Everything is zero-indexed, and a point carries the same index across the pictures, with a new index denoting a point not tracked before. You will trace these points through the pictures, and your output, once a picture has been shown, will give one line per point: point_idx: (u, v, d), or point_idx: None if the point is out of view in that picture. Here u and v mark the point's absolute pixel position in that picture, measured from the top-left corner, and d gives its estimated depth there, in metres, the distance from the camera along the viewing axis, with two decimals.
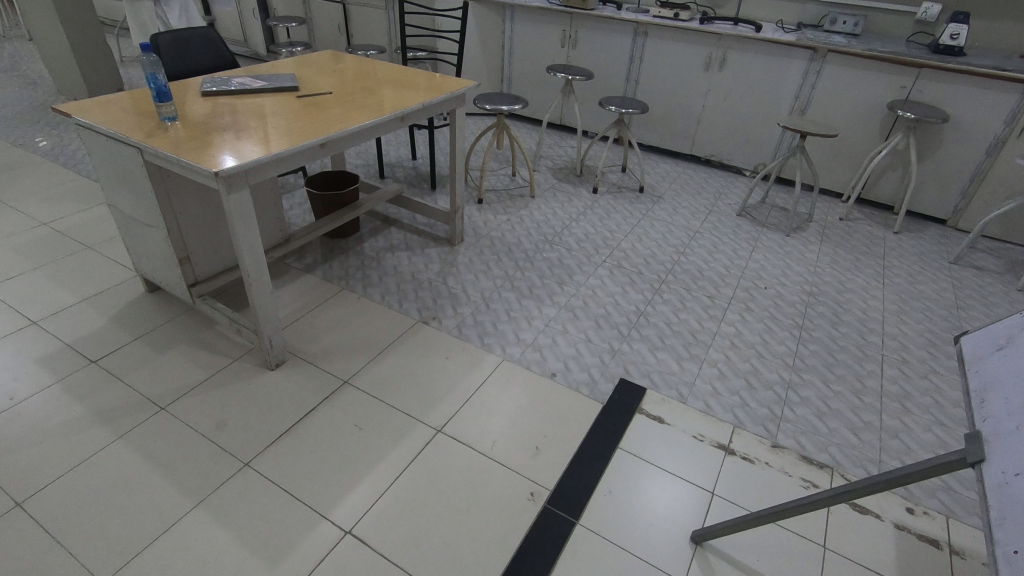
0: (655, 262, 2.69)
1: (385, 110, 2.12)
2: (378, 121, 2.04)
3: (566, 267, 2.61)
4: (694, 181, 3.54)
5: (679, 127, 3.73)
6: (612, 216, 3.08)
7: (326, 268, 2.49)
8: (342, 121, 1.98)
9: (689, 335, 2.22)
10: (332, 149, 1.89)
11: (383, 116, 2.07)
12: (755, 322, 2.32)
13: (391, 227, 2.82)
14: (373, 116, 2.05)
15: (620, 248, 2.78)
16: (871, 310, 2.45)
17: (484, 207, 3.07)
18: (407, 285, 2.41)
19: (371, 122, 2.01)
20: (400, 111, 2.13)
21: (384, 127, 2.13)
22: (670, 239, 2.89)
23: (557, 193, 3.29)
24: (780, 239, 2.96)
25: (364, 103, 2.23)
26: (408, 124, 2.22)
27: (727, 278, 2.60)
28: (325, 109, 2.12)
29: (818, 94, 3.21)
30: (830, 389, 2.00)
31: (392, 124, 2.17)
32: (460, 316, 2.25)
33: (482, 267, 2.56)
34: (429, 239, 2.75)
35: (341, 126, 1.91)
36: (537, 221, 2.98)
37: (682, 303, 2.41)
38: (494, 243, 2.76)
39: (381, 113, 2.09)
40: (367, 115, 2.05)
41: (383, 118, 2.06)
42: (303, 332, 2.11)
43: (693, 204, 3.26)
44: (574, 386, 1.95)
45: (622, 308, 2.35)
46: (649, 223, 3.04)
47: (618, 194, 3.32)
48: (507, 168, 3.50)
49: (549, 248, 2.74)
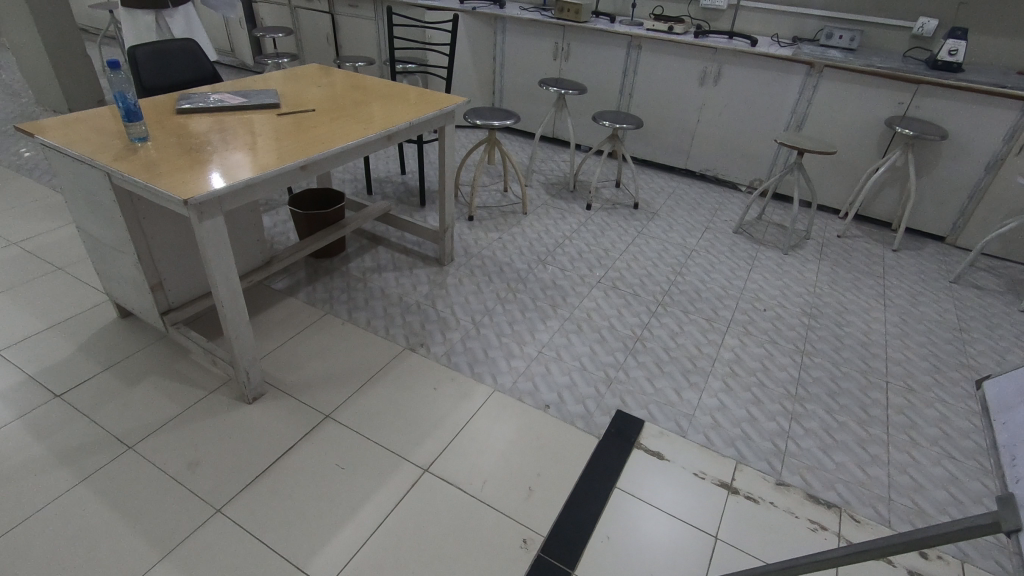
0: (651, 283, 2.61)
1: (371, 129, 2.02)
2: (363, 141, 1.94)
3: (559, 288, 2.52)
4: (689, 196, 3.47)
5: (673, 141, 3.67)
6: (606, 234, 3.00)
7: (309, 291, 2.38)
8: (325, 141, 1.88)
9: (688, 362, 2.14)
10: (313, 171, 1.79)
11: (368, 135, 1.97)
12: (755, 347, 2.24)
13: (378, 247, 2.73)
14: (358, 135, 1.96)
15: (614, 268, 2.70)
16: (873, 333, 2.38)
17: (475, 225, 2.99)
18: (394, 309, 2.31)
19: (356, 142, 1.91)
20: (386, 130, 2.04)
21: (370, 147, 2.04)
22: (665, 258, 2.82)
23: (550, 210, 3.21)
24: (778, 258, 2.89)
25: (348, 120, 2.13)
26: (396, 143, 2.12)
27: (725, 299, 2.53)
28: (307, 127, 2.02)
29: (815, 110, 3.16)
30: (835, 421, 1.92)
31: (378, 143, 2.07)
32: (449, 342, 2.15)
33: (472, 289, 2.46)
34: (417, 259, 2.66)
35: (323, 147, 1.81)
36: (529, 239, 2.89)
37: (679, 326, 2.33)
38: (485, 262, 2.66)
39: (367, 132, 2.00)
40: (351, 134, 1.96)
41: (369, 137, 1.97)
42: (283, 362, 2.00)
43: (689, 221, 3.19)
44: (568, 420, 1.85)
45: (618, 332, 2.26)
46: (645, 241, 2.96)
47: (612, 211, 3.24)
48: (498, 184, 3.41)
49: (542, 268, 2.66)
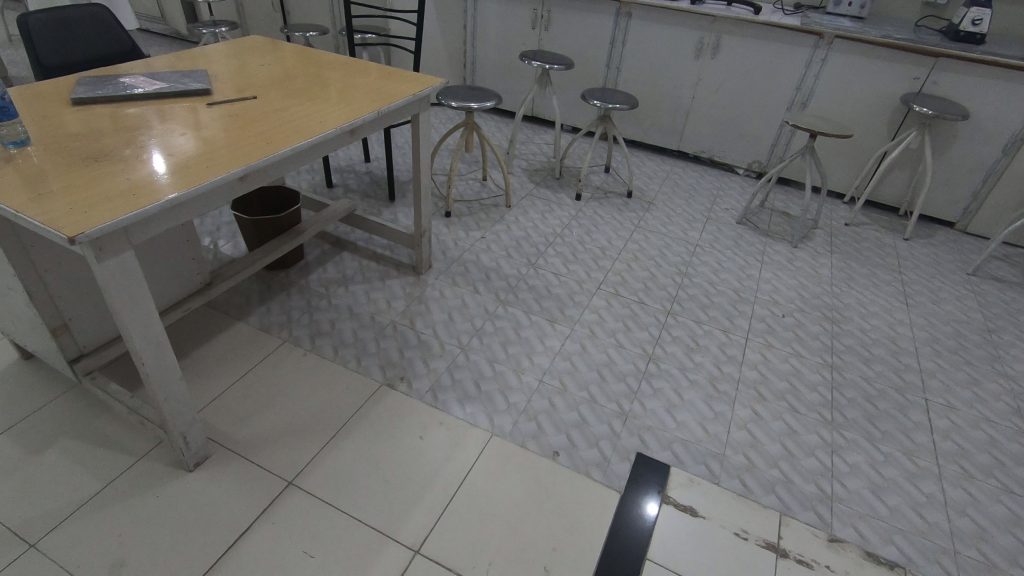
0: (656, 287, 2.32)
1: (329, 122, 1.62)
2: (320, 139, 1.54)
3: (555, 298, 2.21)
4: (685, 182, 3.18)
5: (666, 120, 3.35)
6: (601, 229, 2.69)
7: (263, 313, 2.01)
8: (270, 140, 1.47)
9: (709, 386, 1.87)
10: (254, 182, 1.39)
11: (325, 131, 1.57)
12: (779, 363, 1.99)
13: (343, 253, 2.35)
14: (313, 131, 1.55)
15: (614, 271, 2.40)
16: (901, 340, 2.16)
17: (453, 222, 2.63)
18: (366, 333, 1.97)
19: (310, 140, 1.51)
20: (349, 123, 1.64)
21: (327, 144, 1.64)
22: (668, 257, 2.53)
23: (536, 201, 2.87)
24: (788, 252, 2.64)
25: (299, 108, 1.71)
26: (360, 137, 1.72)
27: (739, 304, 2.27)
28: (247, 118, 1.61)
29: (823, 86, 2.88)
30: (879, 452, 1.69)
31: (338, 139, 1.67)
32: (434, 374, 1.83)
33: (456, 304, 2.13)
34: (389, 267, 2.30)
35: (269, 150, 1.41)
36: (516, 238, 2.55)
37: (694, 341, 2.06)
38: (468, 269, 2.32)
39: (325, 126, 1.59)
40: (304, 130, 1.55)
41: (327, 134, 1.56)
42: (232, 411, 1.64)
43: (688, 211, 2.91)
44: (582, 469, 1.57)
45: (627, 352, 1.97)
46: (643, 236, 2.66)
47: (604, 201, 2.93)
48: (476, 172, 3.04)
49: (533, 273, 2.33)
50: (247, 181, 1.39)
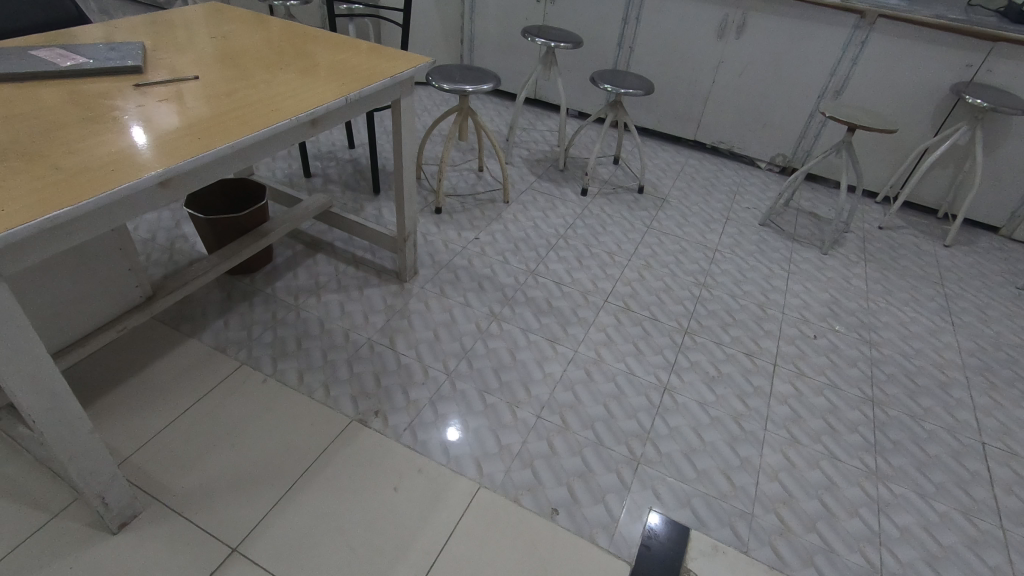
0: (671, 301, 2.05)
1: (284, 110, 1.30)
2: (270, 132, 1.23)
3: (556, 313, 1.94)
4: (701, 176, 2.89)
5: (682, 107, 3.05)
6: (608, 229, 2.41)
7: (219, 329, 1.74)
8: (204, 133, 1.16)
9: (734, 425, 1.61)
10: (180, 188, 1.10)
11: (278, 121, 1.26)
12: (813, 397, 1.73)
13: (317, 256, 2.07)
14: (263, 122, 1.24)
15: (623, 280, 2.13)
16: (949, 368, 1.90)
17: (443, 220, 2.35)
18: (338, 354, 1.70)
19: (257, 134, 1.20)
20: (310, 111, 1.32)
21: (283, 138, 1.33)
22: (684, 264, 2.25)
23: (537, 197, 2.58)
24: (817, 260, 2.37)
25: (251, 88, 1.40)
26: (325, 129, 1.42)
27: (765, 323, 2.00)
28: (183, 101, 1.29)
29: (861, 72, 2.56)
30: (934, 512, 1.44)
31: (297, 130, 1.36)
32: (414, 407, 1.56)
33: (443, 320, 1.86)
34: (369, 273, 2.02)
35: (200, 148, 1.11)
36: (514, 240, 2.28)
37: (715, 368, 1.80)
38: (459, 277, 2.05)
39: (279, 116, 1.28)
40: (252, 120, 1.24)
41: (281, 125, 1.25)
42: (173, 454, 1.38)
43: (705, 210, 2.62)
44: (585, 533, 1.32)
45: (638, 381, 1.71)
46: (656, 239, 2.38)
47: (612, 197, 2.64)
48: (471, 162, 2.75)
49: (533, 282, 2.06)
50: (170, 186, 1.09)
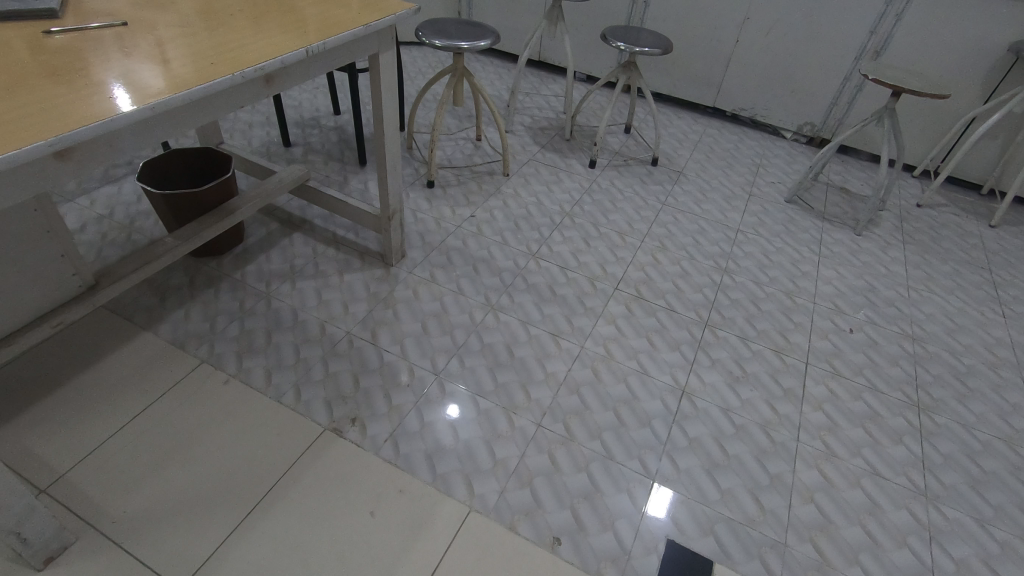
0: (690, 289, 1.83)
1: (225, 64, 1.05)
2: (204, 91, 0.98)
3: (560, 302, 1.72)
4: (721, 147, 2.64)
5: (701, 70, 2.77)
6: (619, 206, 2.18)
7: (179, 320, 1.54)
8: (113, 93, 0.92)
9: (762, 435, 1.41)
10: (81, 161, 0.87)
11: (216, 78, 1.01)
12: (851, 402, 1.53)
13: (293, 236, 1.86)
14: (195, 79, 0.99)
15: (636, 264, 1.91)
16: (1002, 367, 1.68)
17: (436, 195, 2.12)
18: (312, 351, 1.50)
19: (187, 94, 0.96)
20: (259, 66, 1.07)
21: (227, 99, 1.08)
22: (703, 246, 2.03)
23: (540, 169, 2.33)
24: (850, 241, 2.14)
25: (192, 36, 1.14)
26: (280, 90, 1.16)
27: (794, 314, 1.79)
28: (102, 50, 1.05)
29: (907, 29, 2.27)
30: (994, 541, 1.25)
31: (246, 89, 1.11)
32: (397, 414, 1.37)
33: (432, 310, 1.65)
34: (350, 256, 1.81)
35: (103, 110, 0.87)
36: (514, 218, 2.05)
37: (740, 367, 1.59)
38: (451, 260, 1.83)
39: (218, 71, 1.03)
40: (181, 77, 1.00)
41: (218, 83, 1.00)
42: (115, 471, 1.19)
43: (726, 185, 2.38)
44: (592, 568, 1.13)
45: (653, 382, 1.51)
46: (672, 217, 2.15)
47: (624, 169, 2.39)
48: (468, 130, 2.50)
49: (534, 266, 1.84)
50: (68, 157, 0.86)
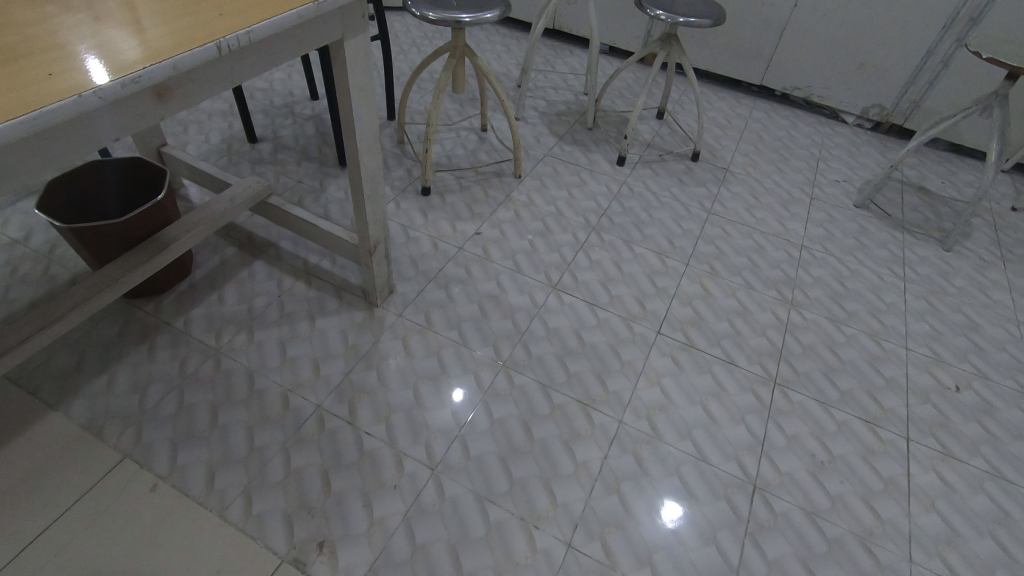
0: (750, 331, 1.46)
1: (68, 77, 0.62)
2: (22, 130, 0.56)
3: (590, 355, 1.36)
4: (772, 136, 2.23)
5: (748, 41, 2.32)
6: (656, 217, 1.79)
7: (99, 393, 1.19)
8: None
9: (864, 555, 1.07)
10: None
11: (44, 103, 0.58)
12: (972, 498, 1.17)
13: (253, 267, 1.49)
14: (12, 105, 0.57)
15: (681, 297, 1.53)
16: None
17: (432, 206, 1.73)
18: (270, 436, 1.15)
19: None
20: (138, 76, 0.64)
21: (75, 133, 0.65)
22: (762, 270, 1.65)
23: (559, 168, 1.93)
24: (938, 260, 1.75)
25: (14, 23, 0.69)
26: (181, 107, 0.73)
27: (884, 365, 1.42)
28: None
29: None
30: None
31: (115, 111, 0.66)
32: (378, 535, 1.02)
33: (427, 371, 1.29)
34: (325, 293, 1.44)
35: None
36: (528, 235, 1.66)
37: (823, 448, 1.23)
38: (452, 296, 1.46)
39: (50, 90, 0.59)
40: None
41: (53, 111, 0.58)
42: None
43: (782, 186, 1.98)
44: None
45: (715, 474, 1.17)
46: (720, 230, 1.76)
47: (658, 167, 2.00)
48: (471, 118, 2.09)
49: (555, 304, 1.47)
50: None
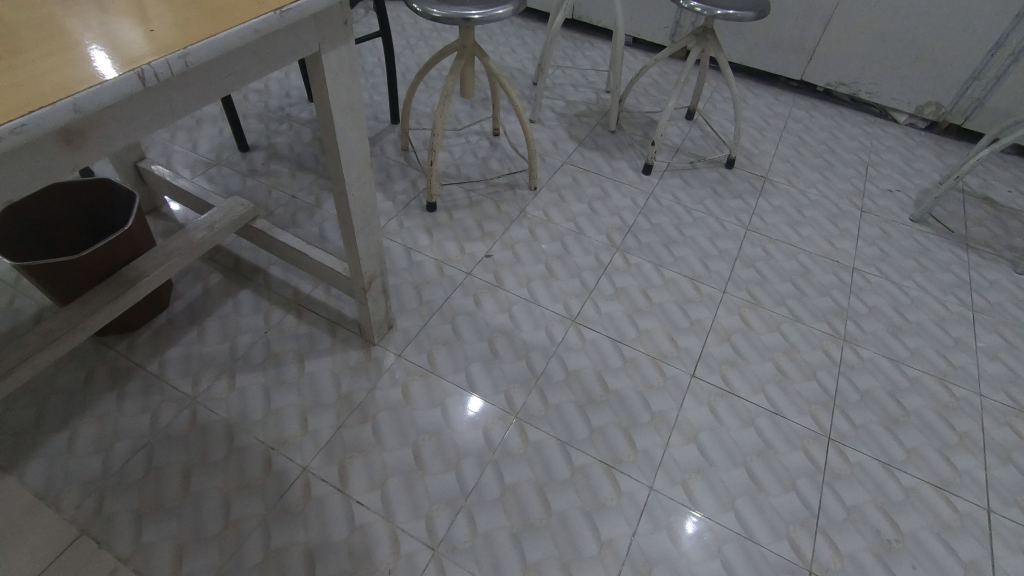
0: (798, 374, 1.28)
1: None
2: None
3: (615, 405, 1.19)
4: (814, 139, 2.02)
5: (788, 33, 2.10)
6: (688, 235, 1.60)
7: (59, 452, 1.05)
8: None
9: None
10: None
11: None
12: None
13: (239, 298, 1.34)
14: None
15: (718, 332, 1.35)
16: None
17: (438, 224, 1.57)
18: (248, 507, 1.00)
19: None
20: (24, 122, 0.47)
21: None
22: (809, 298, 1.46)
23: (579, 178, 1.75)
24: (1010, 284, 1.55)
25: None
26: (95, 152, 0.57)
27: (955, 416, 1.23)
28: None
29: None
30: None
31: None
32: None
33: (430, 425, 1.14)
34: (317, 329, 1.29)
35: None
36: (545, 257, 1.49)
37: (890, 523, 1.05)
38: (459, 333, 1.30)
39: None
40: None
41: None
42: None
43: (828, 197, 1.78)
44: None
45: (763, 557, 1.00)
46: (760, 250, 1.58)
47: (689, 175, 1.81)
48: (482, 121, 1.91)
49: (575, 340, 1.30)
50: None
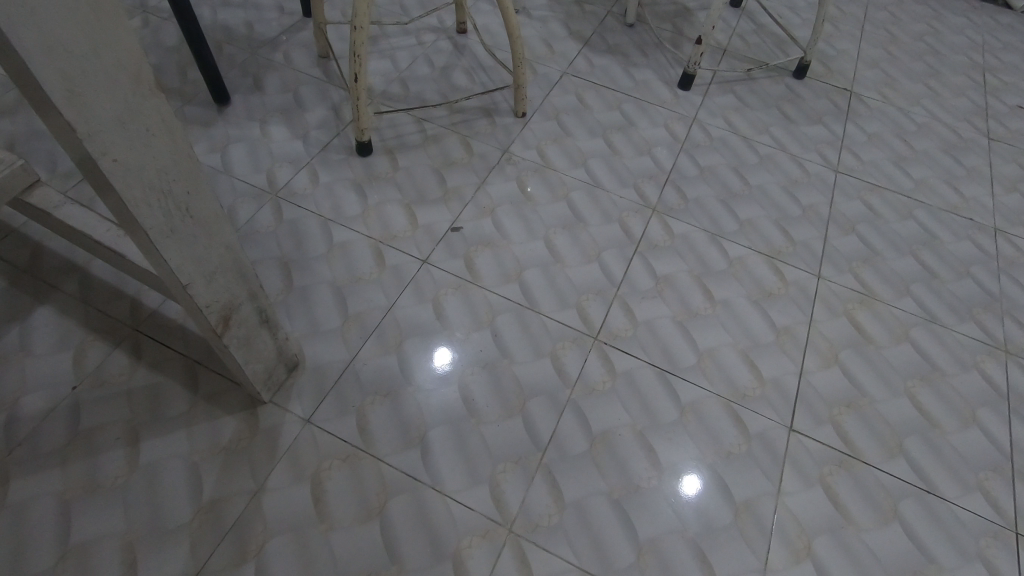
0: (949, 416, 0.82)
1: None
2: None
3: (674, 495, 0.72)
4: (907, 34, 1.45)
5: None
6: (755, 184, 1.07)
7: None
8: None
9: None
10: None
11: None
12: None
13: (33, 322, 0.79)
14: None
15: (820, 348, 0.86)
16: None
17: (374, 176, 1.00)
18: None
19: None
20: None
21: None
22: (943, 283, 0.97)
23: (587, 97, 1.18)
24: None
25: None
26: None
27: None
28: None
29: None
30: None
31: None
32: None
33: (359, 559, 0.65)
34: (167, 377, 0.76)
35: None
36: (544, 229, 0.95)
37: None
38: (409, 372, 0.79)
39: None
40: None
41: None
42: None
43: (940, 119, 1.25)
44: None
45: None
46: (861, 205, 1.06)
47: (744, 90, 1.24)
48: (440, 12, 1.28)
49: (601, 376, 0.80)
50: None
